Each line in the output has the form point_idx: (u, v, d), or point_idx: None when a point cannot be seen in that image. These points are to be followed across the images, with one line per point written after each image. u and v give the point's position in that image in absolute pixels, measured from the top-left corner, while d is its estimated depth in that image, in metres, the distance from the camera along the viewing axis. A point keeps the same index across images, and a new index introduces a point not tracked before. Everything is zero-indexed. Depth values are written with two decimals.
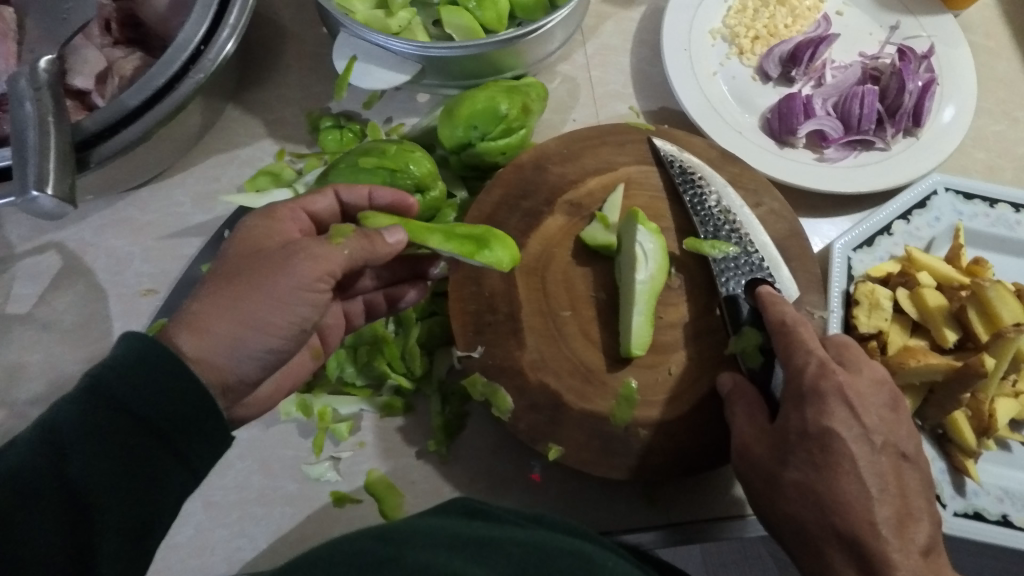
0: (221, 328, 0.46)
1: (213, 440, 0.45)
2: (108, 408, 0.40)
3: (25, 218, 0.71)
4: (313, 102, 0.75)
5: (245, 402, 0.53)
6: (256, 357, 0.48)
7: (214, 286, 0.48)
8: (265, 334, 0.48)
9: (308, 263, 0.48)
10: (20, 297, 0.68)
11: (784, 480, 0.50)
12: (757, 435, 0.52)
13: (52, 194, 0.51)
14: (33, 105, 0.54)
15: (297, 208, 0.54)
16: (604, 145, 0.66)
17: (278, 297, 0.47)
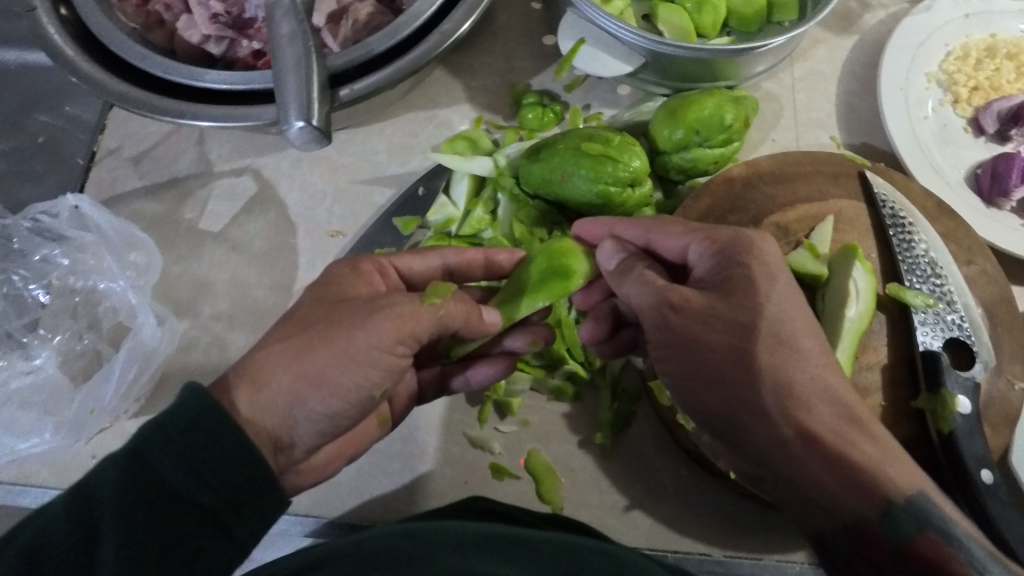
0: (284, 380, 0.46)
1: (260, 497, 0.44)
2: (142, 474, 0.40)
3: (228, 139, 0.73)
4: (515, 75, 0.75)
5: (304, 467, 0.52)
6: (318, 420, 0.48)
7: (284, 333, 0.48)
8: (328, 395, 0.47)
9: (387, 324, 0.48)
10: (213, 215, 0.71)
11: (766, 339, 0.47)
12: (708, 300, 0.49)
13: (314, 127, 0.53)
14: (298, 35, 0.56)
15: (388, 264, 0.55)
16: (817, 175, 0.65)
17: (354, 357, 0.47)
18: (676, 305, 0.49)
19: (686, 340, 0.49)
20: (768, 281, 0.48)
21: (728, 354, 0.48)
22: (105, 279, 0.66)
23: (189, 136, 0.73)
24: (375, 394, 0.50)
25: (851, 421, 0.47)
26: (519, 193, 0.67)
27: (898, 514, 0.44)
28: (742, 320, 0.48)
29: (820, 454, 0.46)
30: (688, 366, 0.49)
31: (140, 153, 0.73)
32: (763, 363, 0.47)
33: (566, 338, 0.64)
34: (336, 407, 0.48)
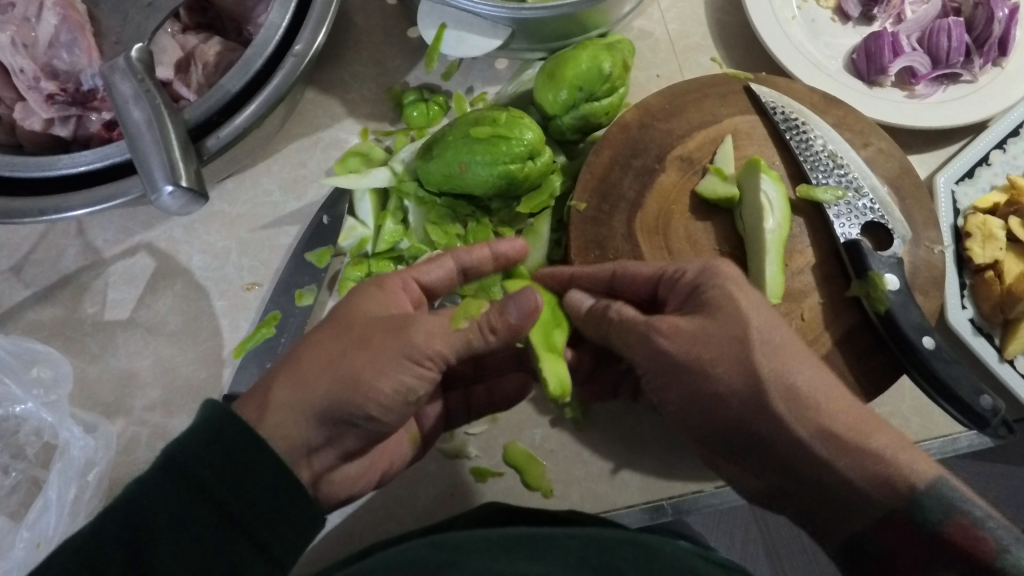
0: (324, 392, 0.46)
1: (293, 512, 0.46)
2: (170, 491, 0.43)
3: (109, 221, 0.69)
4: (389, 77, 0.73)
5: (339, 478, 0.53)
6: (348, 430, 0.48)
7: (322, 345, 0.47)
8: (370, 406, 0.46)
9: (424, 335, 0.47)
10: (117, 303, 0.66)
11: (760, 347, 0.47)
12: (699, 324, 0.48)
13: (186, 188, 0.49)
14: (143, 96, 0.52)
15: (408, 276, 0.53)
16: (705, 99, 0.66)
17: (387, 368, 0.46)
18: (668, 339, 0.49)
19: (691, 365, 0.48)
20: (750, 294, 0.49)
21: (737, 374, 0.47)
22: (15, 404, 0.62)
23: (65, 229, 0.68)
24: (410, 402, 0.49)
25: (860, 413, 0.47)
26: (425, 194, 0.65)
27: (918, 501, 0.44)
28: (738, 341, 0.47)
29: (840, 459, 0.45)
30: (699, 392, 0.48)
31: (18, 261, 0.67)
32: (767, 379, 0.46)
33: None
34: (376, 414, 0.47)
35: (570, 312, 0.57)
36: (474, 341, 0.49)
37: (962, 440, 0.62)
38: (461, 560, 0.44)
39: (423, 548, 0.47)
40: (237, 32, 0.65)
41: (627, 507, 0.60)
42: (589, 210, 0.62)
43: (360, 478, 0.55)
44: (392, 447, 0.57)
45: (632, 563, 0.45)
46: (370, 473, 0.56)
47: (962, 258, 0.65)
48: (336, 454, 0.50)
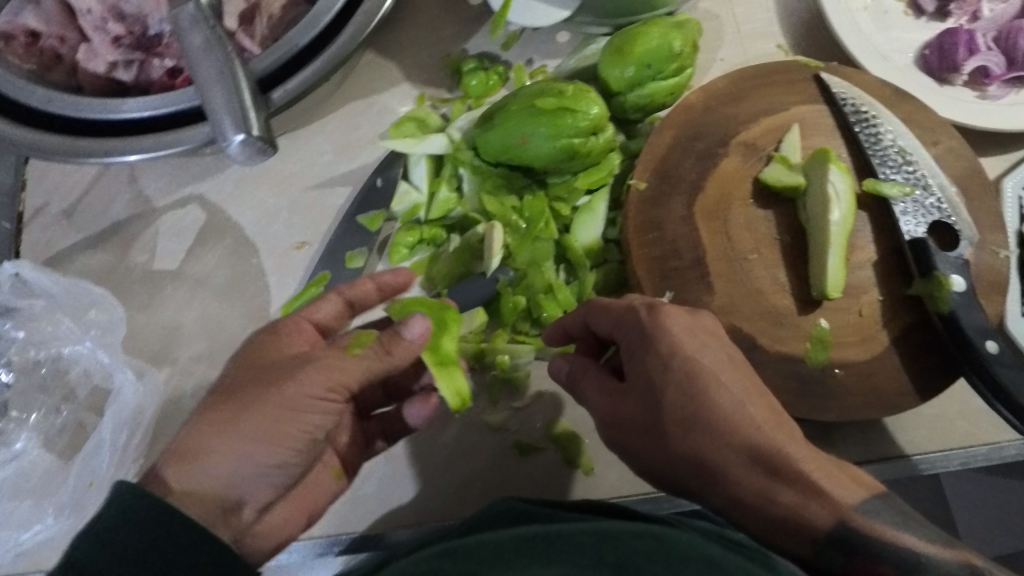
0: (219, 459, 0.44)
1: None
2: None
3: (162, 171, 0.68)
4: (448, 44, 0.71)
5: (271, 524, 0.49)
6: (266, 474, 0.47)
7: (213, 406, 0.45)
8: (275, 447, 0.46)
9: (315, 376, 0.46)
10: (167, 254, 0.66)
11: (679, 419, 0.45)
12: (620, 394, 0.49)
13: (258, 138, 0.49)
14: (216, 42, 0.52)
15: (301, 319, 0.51)
16: (772, 85, 0.64)
17: (291, 408, 0.46)
18: (601, 401, 0.50)
19: (615, 431, 0.49)
20: (672, 355, 0.46)
21: (645, 432, 0.47)
22: (68, 345, 0.61)
23: (118, 175, 0.68)
24: (319, 437, 0.49)
25: (791, 479, 0.43)
26: (480, 164, 0.64)
27: (829, 544, 0.43)
28: (655, 406, 0.46)
29: (759, 508, 0.44)
30: (628, 450, 0.49)
31: (70, 205, 0.68)
32: (685, 447, 0.45)
33: (559, 301, 0.62)
34: (282, 458, 0.47)
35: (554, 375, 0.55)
36: (382, 360, 0.49)
37: (1010, 448, 0.61)
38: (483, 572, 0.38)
39: (434, 559, 0.41)
40: None
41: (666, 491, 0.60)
42: (649, 190, 0.61)
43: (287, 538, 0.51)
44: (315, 487, 0.53)
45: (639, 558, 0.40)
46: (295, 522, 0.51)
47: None
48: (256, 506, 0.47)
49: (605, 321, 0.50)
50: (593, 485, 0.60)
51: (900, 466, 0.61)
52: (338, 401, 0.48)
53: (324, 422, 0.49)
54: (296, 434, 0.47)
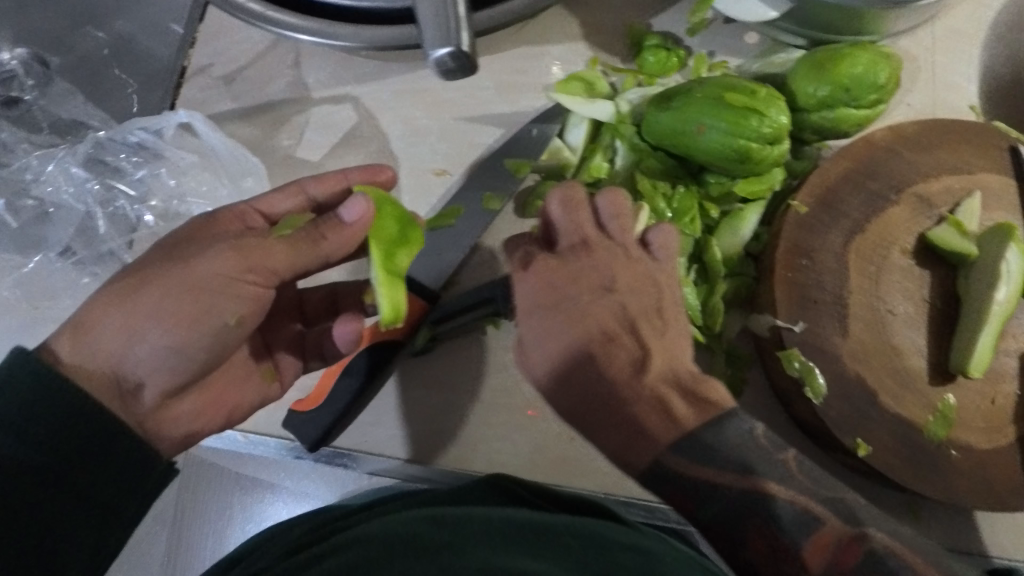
0: (110, 334, 0.45)
1: (154, 477, 0.48)
2: (31, 439, 0.42)
3: (325, 63, 0.69)
4: (634, 14, 0.69)
5: (175, 414, 0.51)
6: (159, 358, 0.47)
7: (117, 284, 0.47)
8: (172, 326, 0.46)
9: (225, 255, 0.46)
10: (311, 144, 0.67)
11: (632, 399, 0.45)
12: (582, 369, 0.47)
13: (464, 52, 0.48)
14: None
15: (245, 208, 0.52)
16: (964, 144, 0.61)
17: (195, 287, 0.46)
18: (541, 338, 0.48)
19: (581, 417, 0.47)
20: (573, 290, 0.49)
21: (603, 415, 0.46)
22: (198, 205, 0.66)
23: (283, 56, 0.69)
24: (229, 324, 0.49)
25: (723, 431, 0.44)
26: (641, 143, 0.63)
27: (740, 514, 0.42)
28: (608, 369, 0.47)
29: (691, 475, 0.43)
30: (571, 413, 0.48)
31: (231, 72, 0.69)
32: (615, 407, 0.46)
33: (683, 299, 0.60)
34: (175, 337, 0.47)
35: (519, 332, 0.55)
36: (290, 253, 0.48)
37: None
38: (466, 554, 0.37)
39: (425, 522, 0.41)
40: None
41: None
42: (809, 215, 0.58)
43: (196, 434, 0.54)
44: (245, 385, 0.59)
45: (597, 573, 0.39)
46: (207, 414, 0.55)
47: None
48: (155, 391, 0.48)
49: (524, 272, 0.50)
50: None
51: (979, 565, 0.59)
52: (257, 283, 0.48)
53: (233, 307, 0.48)
54: (210, 321, 0.48)
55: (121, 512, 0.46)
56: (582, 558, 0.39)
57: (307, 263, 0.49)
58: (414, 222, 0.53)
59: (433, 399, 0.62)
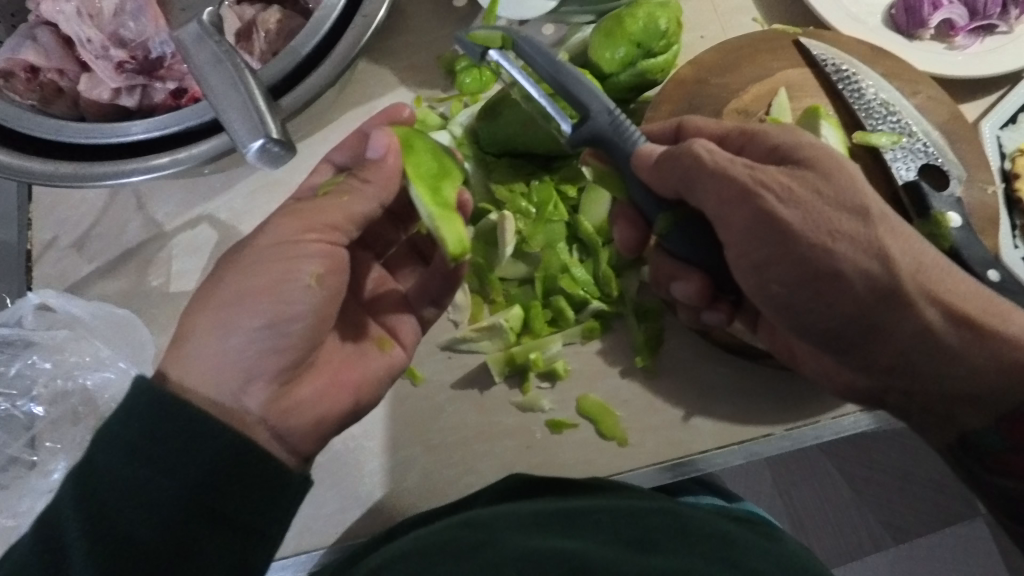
0: (204, 336, 0.49)
1: (285, 496, 0.48)
2: (162, 465, 0.44)
3: (171, 194, 0.69)
4: (440, 45, 0.73)
5: (293, 408, 0.52)
6: (259, 340, 0.49)
7: (199, 297, 0.50)
8: (248, 309, 0.49)
9: (286, 221, 0.51)
10: (183, 274, 0.67)
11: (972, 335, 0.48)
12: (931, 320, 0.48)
13: (276, 140, 0.49)
14: (221, 59, 0.52)
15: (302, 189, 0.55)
16: (759, 54, 0.67)
17: (270, 255, 0.50)
18: (910, 309, 0.47)
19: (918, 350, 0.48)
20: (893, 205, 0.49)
21: (916, 349, 0.48)
22: (94, 374, 0.63)
23: (126, 202, 0.69)
24: (309, 284, 0.50)
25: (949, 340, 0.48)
26: (488, 155, 0.67)
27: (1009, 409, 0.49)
28: (843, 281, 0.46)
29: None
30: (816, 327, 0.49)
31: (80, 237, 0.68)
32: (971, 335, 0.48)
33: (578, 280, 0.63)
34: (273, 308, 0.49)
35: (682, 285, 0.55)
36: (342, 201, 0.51)
37: None
38: (500, 541, 0.46)
39: (458, 528, 0.48)
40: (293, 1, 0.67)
41: (701, 452, 0.61)
42: None
43: (324, 419, 0.54)
44: (367, 357, 0.59)
45: (662, 533, 0.47)
46: (332, 396, 0.55)
47: (1012, 201, 0.67)
48: (265, 381, 0.50)
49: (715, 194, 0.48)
50: (631, 455, 0.61)
51: None
52: (321, 240, 0.51)
53: (304, 265, 0.50)
54: (289, 287, 0.49)
55: (262, 536, 0.47)
56: (618, 531, 0.47)
57: (363, 209, 0.52)
58: (449, 154, 0.56)
59: (388, 462, 0.61)
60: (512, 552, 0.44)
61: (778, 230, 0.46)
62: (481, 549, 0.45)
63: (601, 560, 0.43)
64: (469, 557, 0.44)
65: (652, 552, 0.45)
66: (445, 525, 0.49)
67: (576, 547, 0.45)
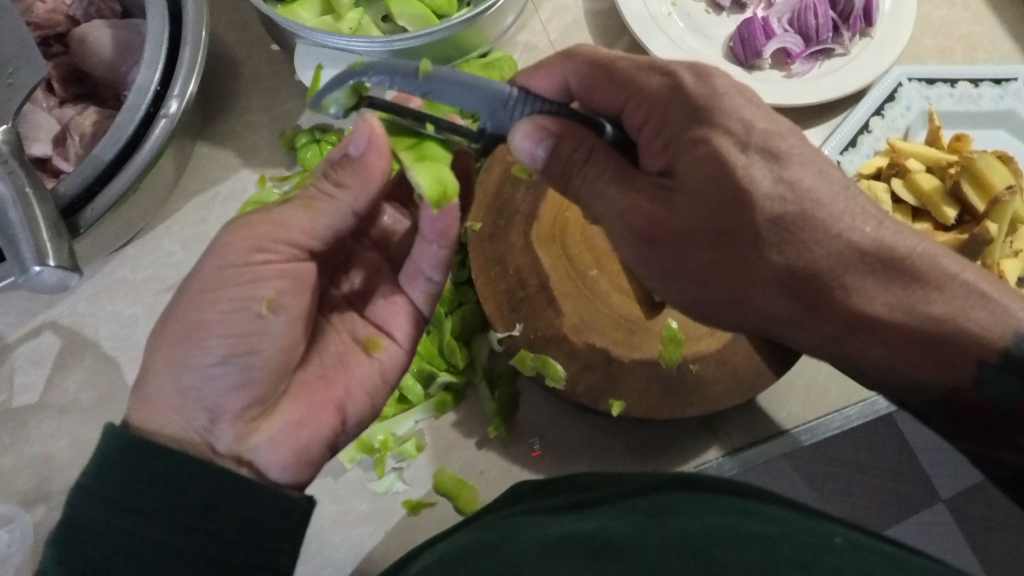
0: (163, 380, 0.45)
1: (291, 522, 0.43)
2: (146, 513, 0.39)
3: (10, 304, 0.66)
4: (283, 121, 0.73)
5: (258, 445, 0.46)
6: (221, 377, 0.45)
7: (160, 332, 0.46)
8: (197, 346, 0.44)
9: (239, 237, 0.46)
10: (25, 387, 0.64)
11: (893, 320, 0.44)
12: (856, 299, 0.44)
13: (54, 265, 0.48)
14: (6, 181, 0.50)
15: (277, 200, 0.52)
16: None
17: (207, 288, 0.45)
18: (824, 293, 0.44)
19: (841, 330, 0.45)
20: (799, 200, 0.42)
21: (837, 329, 0.45)
22: None
23: None
24: (264, 312, 0.46)
25: (872, 323, 0.45)
26: None
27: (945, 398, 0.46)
28: (737, 251, 0.43)
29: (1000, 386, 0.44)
30: (742, 318, 0.47)
31: None
32: (899, 322, 0.44)
33: (423, 354, 0.63)
34: (225, 343, 0.45)
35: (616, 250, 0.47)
36: (305, 212, 0.47)
37: (880, 400, 0.66)
38: (523, 531, 0.41)
39: (477, 529, 0.44)
40: (116, 99, 0.66)
41: None
42: (486, 227, 0.61)
43: (307, 449, 0.48)
44: (351, 369, 0.54)
45: (679, 498, 0.43)
46: (310, 422, 0.49)
47: None
48: (230, 419, 0.45)
49: (606, 214, 0.45)
50: None
51: (781, 442, 0.64)
52: (276, 260, 0.47)
53: (260, 289, 0.46)
54: (242, 319, 0.45)
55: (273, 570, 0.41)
56: (637, 506, 0.43)
57: (331, 221, 0.48)
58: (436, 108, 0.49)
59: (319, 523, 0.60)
60: (534, 542, 0.40)
61: (664, 246, 0.43)
62: (501, 545, 0.40)
63: (624, 533, 0.40)
64: (485, 551, 0.40)
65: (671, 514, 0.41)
66: (465, 536, 0.44)
67: (596, 527, 0.41)
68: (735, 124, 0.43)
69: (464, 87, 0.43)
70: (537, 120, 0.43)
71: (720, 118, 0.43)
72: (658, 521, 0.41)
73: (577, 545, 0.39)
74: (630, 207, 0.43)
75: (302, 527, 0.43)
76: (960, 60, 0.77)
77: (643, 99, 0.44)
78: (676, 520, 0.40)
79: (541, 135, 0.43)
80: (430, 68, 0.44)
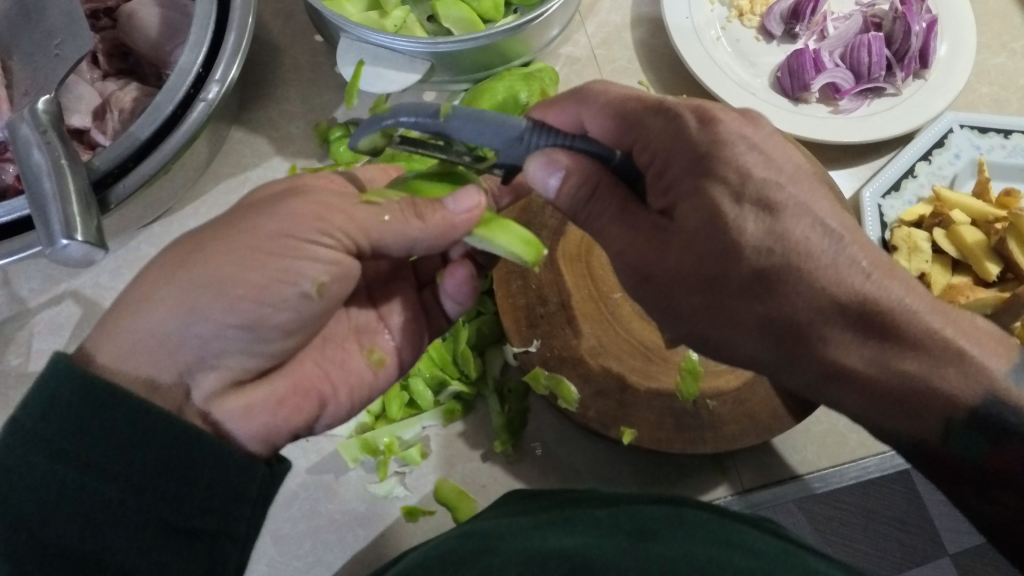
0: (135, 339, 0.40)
1: (251, 487, 0.41)
2: (99, 467, 0.37)
3: (36, 269, 0.67)
4: (318, 113, 0.73)
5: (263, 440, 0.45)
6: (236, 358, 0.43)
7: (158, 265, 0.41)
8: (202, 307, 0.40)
9: (287, 204, 0.42)
10: (42, 353, 0.65)
11: (866, 373, 0.40)
12: (826, 348, 0.40)
13: (81, 240, 0.48)
14: (44, 151, 0.51)
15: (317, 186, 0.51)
16: None
17: (260, 247, 0.41)
18: (796, 338, 0.40)
19: (821, 380, 0.41)
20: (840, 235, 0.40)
21: (814, 378, 0.41)
22: None
23: None
24: (311, 293, 0.43)
25: (846, 378, 0.40)
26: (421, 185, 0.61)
27: (929, 458, 0.41)
28: (715, 286, 0.40)
29: (985, 457, 0.40)
30: (725, 358, 0.44)
31: None
32: (869, 376, 0.40)
33: (435, 361, 0.63)
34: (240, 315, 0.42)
35: (572, 281, 0.60)
36: (380, 224, 0.45)
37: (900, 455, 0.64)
38: (504, 543, 0.41)
39: (455, 538, 0.43)
40: (157, 78, 0.67)
41: None
42: None
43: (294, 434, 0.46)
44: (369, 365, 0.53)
45: (660, 525, 0.42)
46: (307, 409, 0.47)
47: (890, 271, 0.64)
48: (239, 398, 0.43)
49: (607, 248, 0.45)
50: None
51: (793, 487, 0.62)
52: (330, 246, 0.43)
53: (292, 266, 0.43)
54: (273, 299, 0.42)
55: (229, 538, 0.40)
56: (622, 527, 0.42)
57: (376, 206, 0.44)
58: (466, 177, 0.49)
59: (316, 521, 0.59)
60: (512, 553, 0.39)
61: (661, 285, 0.42)
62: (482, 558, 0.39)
63: (603, 555, 0.39)
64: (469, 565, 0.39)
65: (658, 543, 0.40)
66: (442, 543, 0.43)
67: (579, 544, 0.40)
68: (733, 173, 0.40)
69: (488, 122, 0.45)
70: (549, 153, 0.44)
71: (718, 172, 0.40)
72: (641, 545, 0.40)
73: (560, 564, 0.38)
74: (628, 243, 0.43)
75: (262, 493, 0.42)
76: (1016, 111, 0.75)
77: (648, 142, 0.42)
78: (661, 548, 0.40)
79: (552, 168, 0.44)
80: (450, 108, 0.45)
